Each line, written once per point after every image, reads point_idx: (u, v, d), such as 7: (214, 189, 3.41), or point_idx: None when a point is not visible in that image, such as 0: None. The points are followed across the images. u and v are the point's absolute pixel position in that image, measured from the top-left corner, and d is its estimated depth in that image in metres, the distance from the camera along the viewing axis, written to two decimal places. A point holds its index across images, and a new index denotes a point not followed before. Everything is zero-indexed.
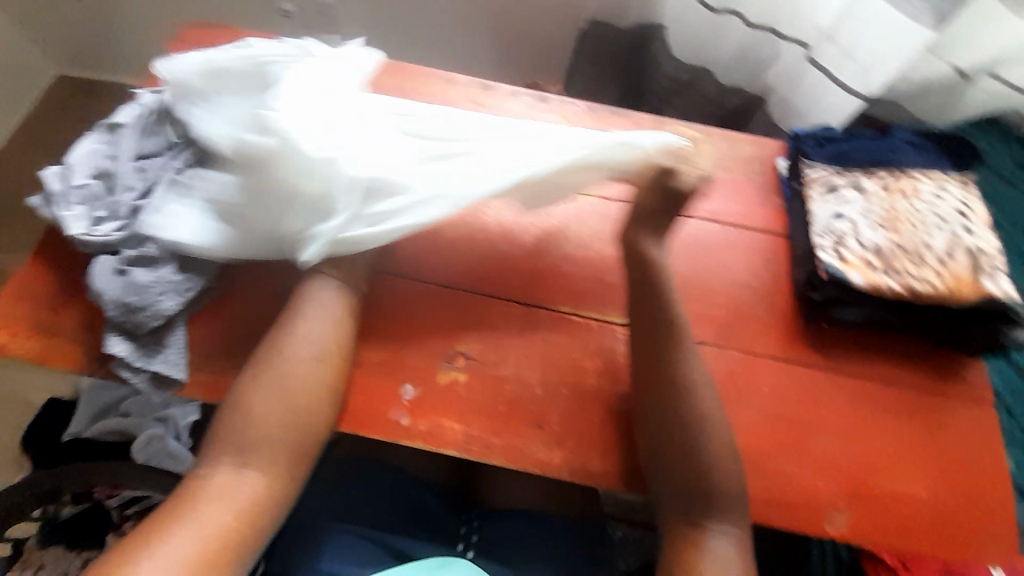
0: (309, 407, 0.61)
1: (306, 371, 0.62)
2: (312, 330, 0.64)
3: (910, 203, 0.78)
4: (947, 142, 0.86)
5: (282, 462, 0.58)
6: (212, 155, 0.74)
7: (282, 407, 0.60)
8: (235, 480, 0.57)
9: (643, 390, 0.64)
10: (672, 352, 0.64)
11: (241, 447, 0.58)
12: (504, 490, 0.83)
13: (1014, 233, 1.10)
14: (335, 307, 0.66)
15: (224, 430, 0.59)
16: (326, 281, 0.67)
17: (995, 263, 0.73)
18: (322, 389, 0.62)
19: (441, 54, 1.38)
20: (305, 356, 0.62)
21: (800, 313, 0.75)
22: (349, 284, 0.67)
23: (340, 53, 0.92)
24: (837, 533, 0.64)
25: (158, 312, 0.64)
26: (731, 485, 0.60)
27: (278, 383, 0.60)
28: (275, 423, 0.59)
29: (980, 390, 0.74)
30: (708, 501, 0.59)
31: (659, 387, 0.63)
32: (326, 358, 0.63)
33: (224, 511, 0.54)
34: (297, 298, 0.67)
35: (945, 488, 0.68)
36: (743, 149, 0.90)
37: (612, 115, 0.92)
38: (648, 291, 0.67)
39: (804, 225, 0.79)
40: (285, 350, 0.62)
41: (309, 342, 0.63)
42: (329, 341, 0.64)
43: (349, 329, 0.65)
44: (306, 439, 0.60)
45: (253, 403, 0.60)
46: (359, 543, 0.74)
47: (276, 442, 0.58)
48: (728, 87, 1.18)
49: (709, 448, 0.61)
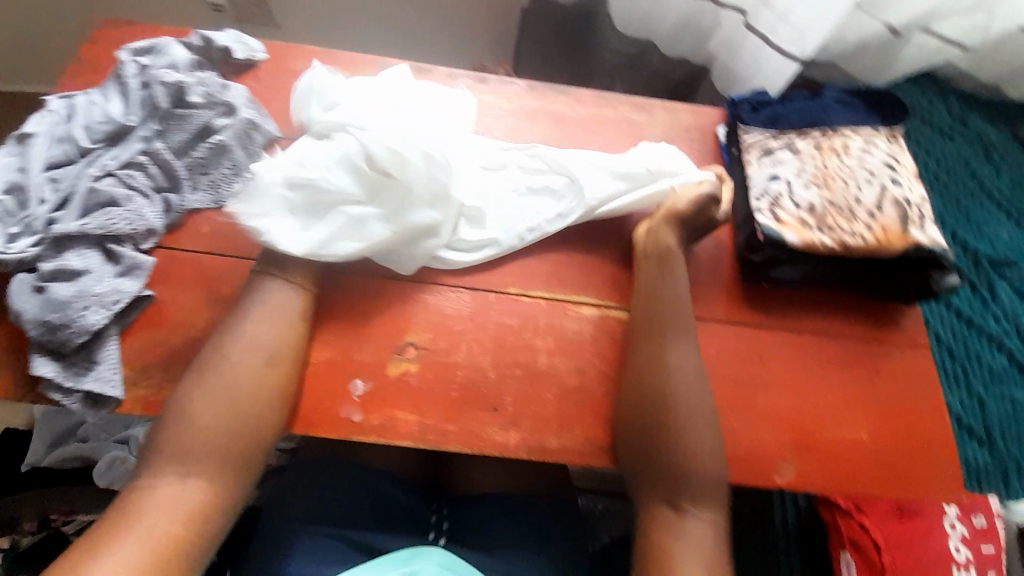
0: (256, 409, 0.59)
1: (251, 375, 0.60)
2: (259, 333, 0.62)
3: (842, 160, 0.80)
4: (876, 97, 0.87)
5: (228, 466, 0.57)
6: (131, 160, 0.71)
7: (227, 411, 0.58)
8: (179, 487, 0.55)
9: (640, 369, 0.66)
10: (670, 337, 0.67)
11: (183, 454, 0.56)
12: (472, 476, 0.82)
13: (946, 185, 1.16)
14: (284, 307, 0.64)
15: (164, 437, 0.57)
16: (269, 282, 0.65)
17: (921, 213, 0.76)
18: (269, 391, 0.60)
19: (384, 41, 1.33)
20: (252, 359, 0.61)
21: (742, 276, 0.77)
22: (299, 285, 0.66)
23: (266, 43, 0.88)
24: (787, 483, 0.67)
25: (84, 328, 0.61)
26: (708, 454, 0.62)
27: (223, 388, 0.59)
28: (220, 428, 0.58)
29: (913, 334, 0.77)
30: (689, 472, 0.61)
31: (654, 366, 0.65)
32: (276, 360, 0.62)
33: (167, 519, 0.53)
34: (238, 301, 0.65)
35: (885, 429, 0.72)
36: (683, 118, 0.91)
37: (554, 93, 0.91)
38: (656, 283, 0.70)
39: (742, 189, 0.81)
40: (230, 353, 0.60)
41: (256, 345, 0.61)
42: (277, 342, 0.62)
43: (295, 330, 0.64)
44: (255, 443, 0.59)
45: (196, 408, 0.58)
46: (327, 543, 0.73)
47: (221, 447, 0.57)
48: (674, 59, 1.15)
49: (697, 424, 0.63)
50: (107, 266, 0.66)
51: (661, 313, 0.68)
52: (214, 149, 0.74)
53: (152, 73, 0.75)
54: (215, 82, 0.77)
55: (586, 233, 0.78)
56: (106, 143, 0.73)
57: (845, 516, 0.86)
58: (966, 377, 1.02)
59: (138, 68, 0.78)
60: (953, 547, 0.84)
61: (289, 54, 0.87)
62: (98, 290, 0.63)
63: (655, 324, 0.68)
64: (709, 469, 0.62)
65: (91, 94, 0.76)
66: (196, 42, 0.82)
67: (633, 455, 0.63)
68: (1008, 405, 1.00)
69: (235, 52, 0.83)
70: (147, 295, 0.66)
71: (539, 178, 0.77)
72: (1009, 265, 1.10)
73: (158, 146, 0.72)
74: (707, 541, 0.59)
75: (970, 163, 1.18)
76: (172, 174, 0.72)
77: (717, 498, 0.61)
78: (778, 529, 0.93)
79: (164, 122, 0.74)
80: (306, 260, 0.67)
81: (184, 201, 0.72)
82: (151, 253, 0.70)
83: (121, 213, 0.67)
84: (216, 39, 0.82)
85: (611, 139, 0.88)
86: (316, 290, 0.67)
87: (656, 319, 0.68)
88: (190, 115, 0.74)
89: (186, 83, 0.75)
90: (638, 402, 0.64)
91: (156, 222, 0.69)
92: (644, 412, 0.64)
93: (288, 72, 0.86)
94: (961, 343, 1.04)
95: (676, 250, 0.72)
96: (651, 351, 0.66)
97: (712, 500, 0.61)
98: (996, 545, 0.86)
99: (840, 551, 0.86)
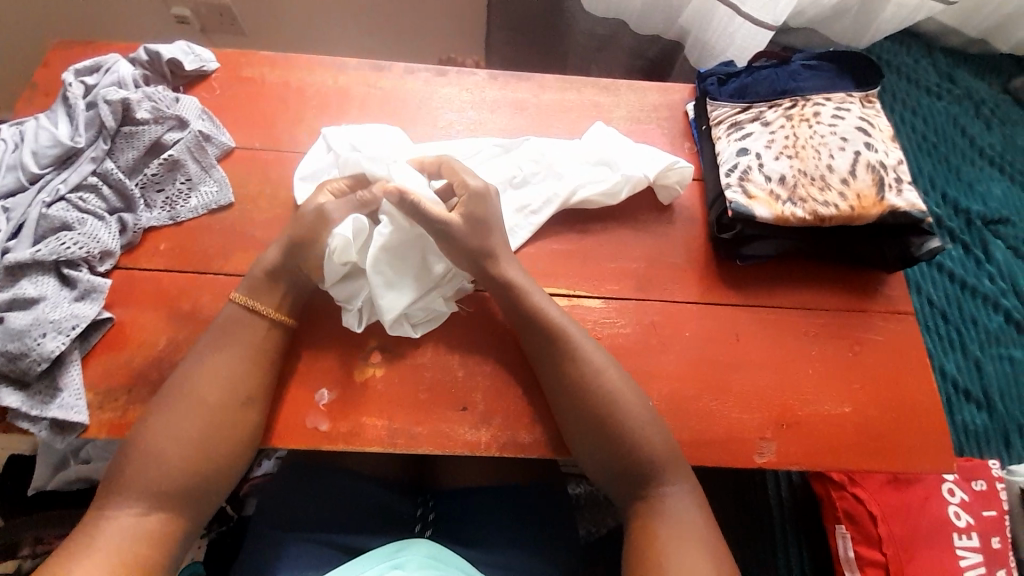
0: (210, 430, 0.58)
1: (215, 396, 0.59)
2: (210, 358, 0.61)
3: (813, 127, 0.76)
4: (847, 58, 0.81)
5: (193, 500, 0.57)
6: (82, 182, 0.70)
7: (184, 448, 0.57)
8: (138, 513, 0.54)
9: (557, 381, 0.63)
10: (560, 346, 0.63)
11: (142, 492, 0.55)
12: (458, 471, 0.76)
13: (933, 145, 1.12)
14: (245, 338, 0.62)
15: (121, 476, 0.56)
16: (228, 309, 0.64)
17: (897, 176, 0.73)
18: (231, 428, 0.59)
19: (353, 44, 1.25)
20: (220, 395, 0.59)
21: (716, 255, 0.75)
22: (267, 317, 0.64)
23: (217, 52, 0.85)
24: (768, 462, 0.66)
25: (42, 355, 0.61)
26: (658, 443, 0.61)
27: (183, 425, 0.58)
28: (183, 451, 0.57)
29: (897, 301, 0.75)
30: (654, 469, 0.60)
31: (558, 386, 0.63)
32: (245, 398, 0.60)
33: (130, 542, 0.53)
34: (205, 330, 0.64)
35: (872, 402, 0.69)
36: (649, 97, 0.88)
37: (518, 80, 0.87)
38: (515, 297, 0.65)
39: (712, 165, 0.78)
40: (187, 390, 0.59)
41: (221, 382, 0.60)
42: (234, 377, 0.60)
43: (261, 349, 0.63)
44: (219, 466, 0.58)
45: (152, 445, 0.57)
46: (305, 548, 0.68)
47: (183, 483, 0.56)
48: (647, 37, 1.10)
49: (637, 419, 0.61)
50: (62, 291, 0.65)
51: (536, 337, 0.64)
52: (167, 165, 0.73)
53: (98, 92, 0.74)
54: (165, 96, 0.76)
55: (554, 225, 0.76)
56: (56, 167, 0.72)
57: (839, 490, 0.85)
58: (962, 340, 1.00)
59: (84, 89, 0.76)
60: (952, 512, 0.82)
61: (240, 61, 0.85)
62: (54, 316, 0.63)
63: (535, 352, 0.65)
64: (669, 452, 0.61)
65: (40, 118, 0.74)
66: (140, 57, 0.80)
67: (590, 455, 0.62)
68: (1005, 364, 0.98)
69: (186, 63, 0.81)
70: (106, 317, 0.66)
71: (534, 181, 0.75)
72: (1002, 224, 1.07)
73: (108, 166, 0.71)
74: (696, 529, 0.58)
75: (957, 122, 1.14)
76: (126, 194, 0.71)
77: (691, 479, 0.61)
78: (772, 505, 0.92)
79: (113, 141, 0.72)
80: (283, 286, 0.65)
81: (139, 220, 0.71)
82: (109, 275, 0.69)
83: (73, 236, 0.66)
84: (162, 51, 0.80)
85: (576, 123, 0.84)
86: (294, 323, 0.65)
87: (532, 345, 0.65)
88: (139, 132, 0.73)
89: (131, 99, 0.73)
90: (584, 406, 0.62)
91: (111, 243, 0.68)
92: (586, 409, 0.62)
93: (240, 79, 0.83)
94: (955, 306, 1.02)
95: (525, 279, 0.66)
96: (548, 376, 0.64)
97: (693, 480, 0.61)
98: (997, 509, 0.84)
99: (836, 525, 0.85)
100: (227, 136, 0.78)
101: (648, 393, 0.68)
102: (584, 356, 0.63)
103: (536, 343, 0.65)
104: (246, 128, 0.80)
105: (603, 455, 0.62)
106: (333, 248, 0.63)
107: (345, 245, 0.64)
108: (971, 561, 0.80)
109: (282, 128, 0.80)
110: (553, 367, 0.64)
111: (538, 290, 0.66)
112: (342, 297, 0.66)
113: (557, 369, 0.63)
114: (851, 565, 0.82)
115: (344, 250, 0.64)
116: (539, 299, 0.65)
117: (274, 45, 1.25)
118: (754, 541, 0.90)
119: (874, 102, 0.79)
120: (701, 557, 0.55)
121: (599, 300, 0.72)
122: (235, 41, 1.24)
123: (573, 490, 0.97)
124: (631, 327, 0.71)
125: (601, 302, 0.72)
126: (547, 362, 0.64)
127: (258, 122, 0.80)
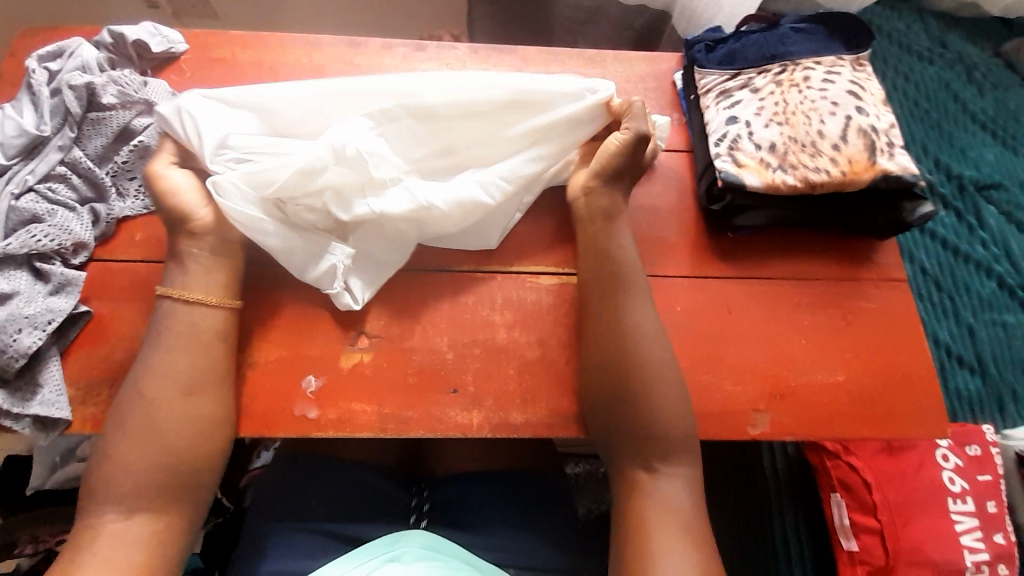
0: (171, 428, 0.57)
1: (168, 394, 0.57)
2: (155, 359, 0.58)
3: (804, 92, 0.74)
4: (838, 20, 0.79)
5: (173, 497, 0.56)
6: (50, 172, 0.68)
7: (165, 440, 0.56)
8: (120, 521, 0.54)
9: (608, 333, 0.63)
10: (624, 296, 0.64)
11: (122, 496, 0.54)
12: (453, 455, 0.76)
13: (925, 110, 1.10)
14: (189, 333, 0.60)
15: (94, 486, 0.55)
16: (172, 304, 0.60)
17: (889, 140, 0.71)
18: (195, 423, 0.57)
19: (331, 23, 1.21)
20: (170, 392, 0.57)
21: (707, 227, 0.74)
22: (215, 304, 0.61)
23: (187, 33, 0.82)
24: (761, 433, 0.66)
25: (19, 351, 0.59)
26: (652, 421, 0.60)
27: (150, 428, 0.56)
28: (154, 452, 0.56)
29: (890, 268, 0.74)
30: (651, 448, 0.60)
31: (603, 336, 0.63)
32: (197, 391, 0.58)
33: (119, 547, 0.53)
34: (149, 327, 0.61)
35: (866, 373, 0.69)
36: (637, 67, 0.85)
37: (500, 54, 0.84)
38: (598, 239, 0.66)
39: (701, 135, 0.77)
40: (155, 386, 0.57)
41: (168, 377, 0.58)
42: (198, 370, 0.59)
43: (206, 340, 0.60)
44: (187, 462, 0.57)
45: (126, 446, 0.56)
46: (301, 538, 0.68)
47: (159, 481, 0.55)
48: (634, 7, 1.06)
49: (633, 396, 0.60)
50: (36, 285, 0.63)
51: (611, 283, 0.64)
52: (138, 151, 0.70)
53: (62, 78, 0.71)
54: (132, 80, 0.73)
55: (542, 203, 0.74)
56: (23, 158, 0.69)
57: (833, 459, 0.86)
58: (955, 307, 1.00)
59: (48, 75, 0.73)
60: (946, 476, 0.83)
61: (211, 42, 0.81)
62: (28, 311, 0.61)
63: (601, 288, 0.65)
64: (667, 428, 0.60)
65: (4, 108, 0.71)
66: (103, 41, 0.76)
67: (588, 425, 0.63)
68: (998, 330, 0.98)
69: (153, 46, 0.77)
70: (84, 311, 0.65)
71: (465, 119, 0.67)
72: (996, 189, 1.05)
73: (76, 154, 0.68)
74: (685, 511, 0.57)
75: (950, 87, 1.12)
76: (96, 183, 0.69)
77: (690, 457, 0.60)
78: (767, 476, 0.93)
79: (80, 128, 0.69)
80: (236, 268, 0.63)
81: (112, 210, 0.69)
82: (84, 268, 0.67)
83: (44, 229, 0.64)
84: (127, 33, 0.76)
85: None
86: (240, 304, 0.63)
87: (596, 284, 0.65)
88: (106, 118, 0.70)
89: (96, 83, 0.70)
90: (606, 365, 0.62)
91: (84, 234, 0.66)
92: (601, 380, 0.62)
93: (211, 62, 0.80)
94: (948, 273, 1.01)
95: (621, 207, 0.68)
96: (603, 324, 0.64)
97: (687, 458, 0.60)
98: (992, 473, 0.84)
99: (831, 493, 0.86)
100: None
101: None
102: (648, 307, 0.64)
103: (603, 281, 0.65)
104: None
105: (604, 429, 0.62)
106: (228, 211, 0.61)
107: (245, 195, 0.61)
108: (966, 526, 0.81)
109: None
110: (609, 307, 0.64)
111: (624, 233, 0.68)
112: (324, 283, 0.64)
113: (615, 307, 0.64)
114: (846, 531, 0.83)
115: (228, 204, 0.60)
116: (621, 230, 0.67)
117: (249, 28, 1.20)
118: (750, 514, 0.91)
119: (865, 64, 0.77)
120: (689, 533, 0.56)
121: None
122: (210, 24, 1.19)
123: (570, 470, 0.97)
124: None
125: None
126: (597, 303, 0.64)
127: None
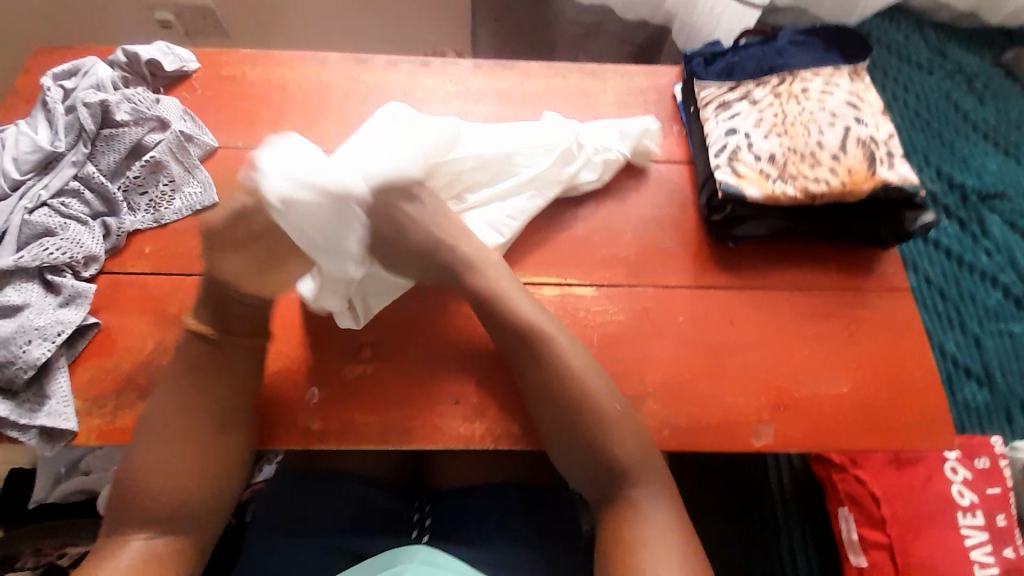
0: (178, 450, 0.56)
1: (175, 415, 0.57)
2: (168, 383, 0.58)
3: (803, 103, 0.75)
4: (835, 32, 0.80)
5: (182, 519, 0.55)
6: (64, 187, 0.69)
7: (177, 466, 0.56)
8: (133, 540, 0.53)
9: (540, 381, 0.61)
10: (538, 349, 0.61)
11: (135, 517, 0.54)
12: (455, 469, 0.75)
13: (926, 121, 1.11)
14: (199, 357, 0.59)
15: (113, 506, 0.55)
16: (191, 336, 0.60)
17: (888, 151, 0.72)
18: (205, 444, 0.57)
19: (337, 41, 1.24)
20: (185, 413, 0.57)
21: (708, 237, 0.75)
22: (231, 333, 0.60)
23: (197, 52, 0.84)
24: (764, 445, 0.65)
25: (29, 362, 0.60)
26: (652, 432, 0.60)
27: (162, 449, 0.56)
28: (167, 473, 0.55)
29: (892, 278, 0.74)
30: (622, 469, 0.58)
31: (532, 386, 0.61)
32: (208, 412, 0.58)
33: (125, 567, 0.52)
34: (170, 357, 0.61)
35: (869, 384, 0.69)
36: (638, 81, 0.87)
37: (502, 70, 0.86)
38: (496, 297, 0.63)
39: (701, 146, 0.77)
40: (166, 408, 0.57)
41: (177, 401, 0.57)
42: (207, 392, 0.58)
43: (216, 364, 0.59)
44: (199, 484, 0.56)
45: (139, 465, 0.55)
46: (302, 552, 0.67)
47: (171, 504, 0.55)
48: (633, 23, 1.08)
49: (601, 420, 0.60)
50: (47, 297, 0.64)
51: (520, 342, 0.62)
52: (149, 167, 0.72)
53: (77, 96, 0.73)
54: (145, 98, 0.75)
55: (543, 216, 0.75)
56: (37, 173, 0.71)
57: (840, 471, 0.85)
58: (961, 317, 0.99)
59: (63, 93, 0.75)
60: (955, 490, 0.82)
61: (221, 60, 0.84)
62: (39, 323, 0.62)
63: (511, 347, 0.63)
64: (627, 448, 0.59)
65: (20, 124, 0.73)
66: (116, 60, 0.79)
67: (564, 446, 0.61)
68: (1005, 340, 0.97)
69: (165, 64, 0.80)
70: (93, 322, 0.65)
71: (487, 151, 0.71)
72: (998, 198, 1.05)
73: (89, 170, 0.70)
74: (668, 531, 0.55)
75: (950, 97, 1.12)
76: (108, 198, 0.71)
77: (659, 480, 0.59)
78: (773, 490, 0.92)
79: (93, 144, 0.71)
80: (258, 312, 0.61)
81: (123, 224, 0.70)
82: (95, 280, 0.69)
83: (57, 242, 0.65)
84: (140, 52, 0.79)
85: (563, 110, 0.83)
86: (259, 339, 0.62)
87: (508, 344, 0.63)
88: (119, 134, 0.72)
89: (110, 101, 0.72)
90: (549, 405, 0.60)
91: (95, 248, 0.68)
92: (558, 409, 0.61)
93: (221, 79, 0.82)
94: (952, 283, 1.01)
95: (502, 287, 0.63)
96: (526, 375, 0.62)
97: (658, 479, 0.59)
98: (1002, 486, 0.83)
99: (838, 507, 0.85)
100: (209, 136, 0.77)
101: (642, 380, 0.67)
102: (567, 358, 0.61)
103: (510, 341, 0.62)
104: (228, 127, 0.78)
105: (578, 456, 0.60)
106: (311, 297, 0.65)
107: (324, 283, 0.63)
108: (977, 540, 0.79)
109: (265, 124, 0.79)
110: (528, 363, 0.62)
111: (520, 293, 0.64)
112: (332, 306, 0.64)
113: (531, 362, 0.61)
114: (854, 546, 0.82)
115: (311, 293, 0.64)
116: (514, 294, 0.63)
117: (257, 46, 1.23)
118: (757, 529, 0.91)
119: (863, 76, 0.78)
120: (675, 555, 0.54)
121: (591, 288, 0.71)
122: (220, 43, 1.22)
123: None
124: (624, 314, 0.70)
125: (593, 290, 0.71)
126: (521, 354, 0.62)
127: (239, 122, 0.79)
